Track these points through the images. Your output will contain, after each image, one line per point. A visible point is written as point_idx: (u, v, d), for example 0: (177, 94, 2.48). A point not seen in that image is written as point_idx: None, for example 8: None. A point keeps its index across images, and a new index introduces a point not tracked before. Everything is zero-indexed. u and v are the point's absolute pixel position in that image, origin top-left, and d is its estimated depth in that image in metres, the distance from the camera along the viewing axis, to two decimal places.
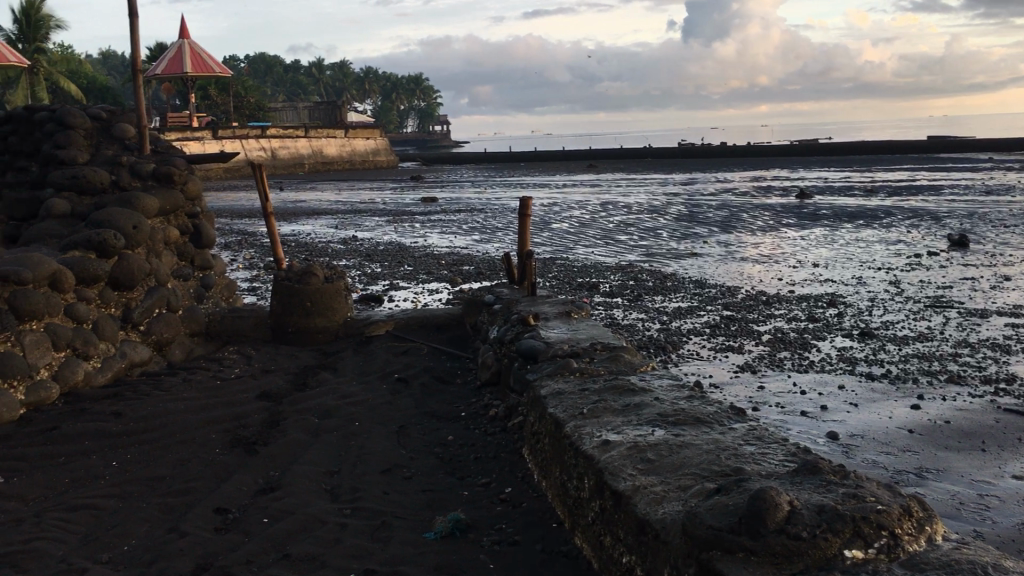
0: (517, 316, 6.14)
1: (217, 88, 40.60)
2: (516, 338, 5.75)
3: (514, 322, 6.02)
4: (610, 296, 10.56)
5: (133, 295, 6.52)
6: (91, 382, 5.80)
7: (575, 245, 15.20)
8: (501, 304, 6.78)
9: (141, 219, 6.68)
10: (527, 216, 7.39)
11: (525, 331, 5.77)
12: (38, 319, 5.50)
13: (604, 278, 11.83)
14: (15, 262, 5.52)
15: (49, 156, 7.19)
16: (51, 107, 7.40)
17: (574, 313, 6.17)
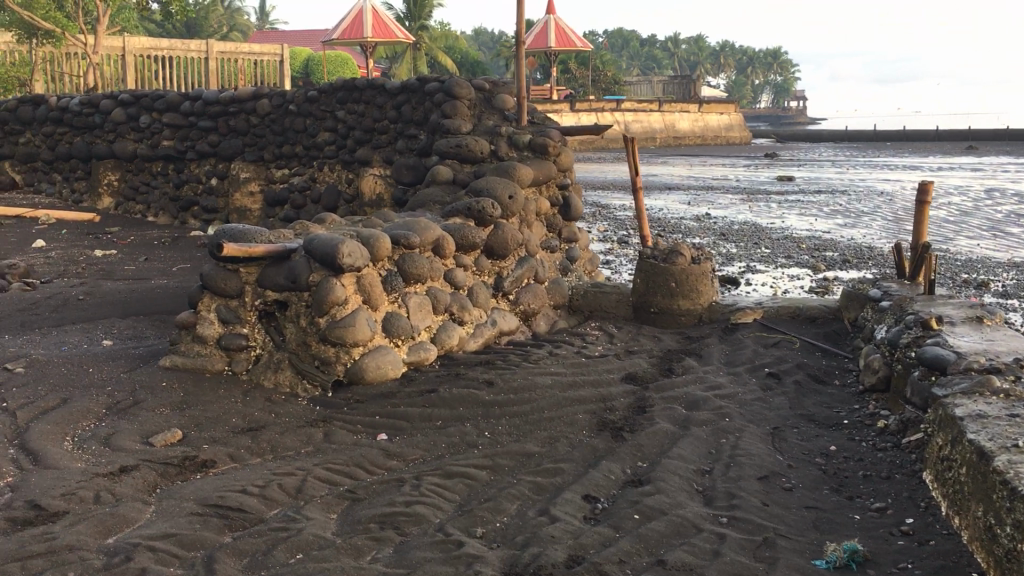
0: (914, 317, 5.40)
1: (577, 62, 41.58)
2: (916, 342, 5.05)
3: (911, 323, 5.30)
4: (1008, 296, 9.20)
5: (505, 265, 6.60)
6: (465, 346, 5.93)
7: (957, 235, 13.59)
8: (890, 300, 6.03)
9: (516, 189, 6.76)
10: (927, 203, 6.51)
11: (926, 335, 5.04)
12: (422, 283, 5.69)
13: (997, 275, 10.37)
14: (405, 227, 5.75)
15: (437, 125, 7.49)
16: (441, 78, 7.70)
17: (986, 319, 5.30)
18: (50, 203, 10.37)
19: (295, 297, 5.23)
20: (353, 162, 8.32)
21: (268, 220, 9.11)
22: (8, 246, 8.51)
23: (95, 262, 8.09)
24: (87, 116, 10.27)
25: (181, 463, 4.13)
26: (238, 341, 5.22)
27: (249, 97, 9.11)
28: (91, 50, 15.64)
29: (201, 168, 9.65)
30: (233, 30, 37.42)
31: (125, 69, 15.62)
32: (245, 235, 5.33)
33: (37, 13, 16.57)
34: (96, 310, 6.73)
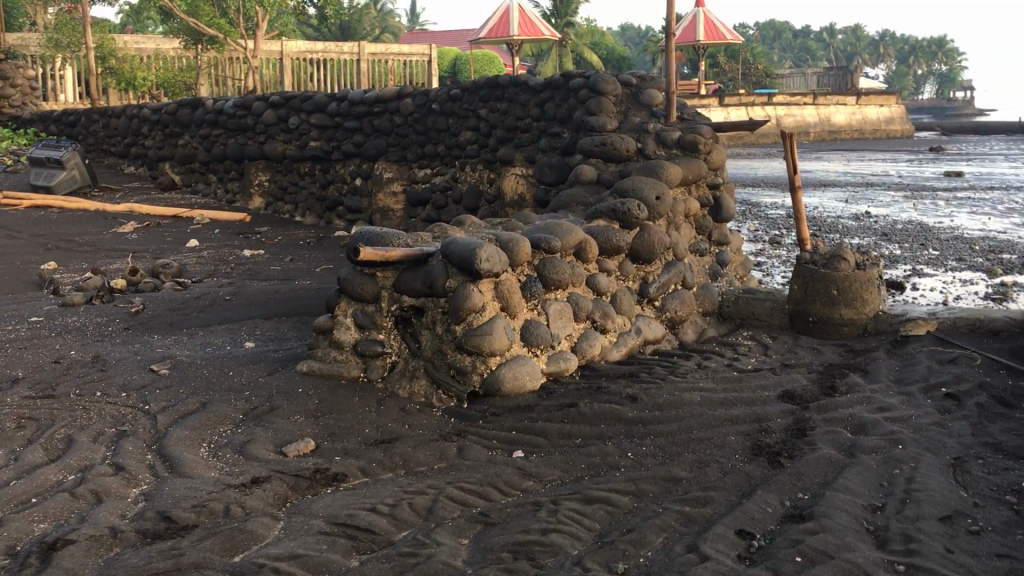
0: None
1: (727, 55, 40.39)
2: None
3: None
4: None
5: (651, 270, 6.23)
6: (607, 356, 5.60)
7: None
8: None
9: (664, 190, 6.39)
10: None
11: None
12: (564, 289, 5.41)
13: None
14: (546, 230, 5.48)
15: (582, 122, 7.18)
16: (587, 73, 7.38)
17: None
18: (204, 203, 10.67)
19: (431, 303, 5.05)
20: (495, 161, 8.13)
21: (410, 220, 9.03)
22: (163, 245, 8.76)
23: (242, 262, 8.20)
24: (240, 118, 10.51)
25: (312, 476, 3.99)
26: (374, 347, 5.09)
27: (392, 96, 9.07)
28: (251, 53, 16.13)
29: (345, 168, 9.68)
30: (385, 33, 38.18)
31: (282, 73, 16.06)
32: (383, 239, 5.20)
33: (203, 19, 17.21)
34: (240, 312, 6.77)
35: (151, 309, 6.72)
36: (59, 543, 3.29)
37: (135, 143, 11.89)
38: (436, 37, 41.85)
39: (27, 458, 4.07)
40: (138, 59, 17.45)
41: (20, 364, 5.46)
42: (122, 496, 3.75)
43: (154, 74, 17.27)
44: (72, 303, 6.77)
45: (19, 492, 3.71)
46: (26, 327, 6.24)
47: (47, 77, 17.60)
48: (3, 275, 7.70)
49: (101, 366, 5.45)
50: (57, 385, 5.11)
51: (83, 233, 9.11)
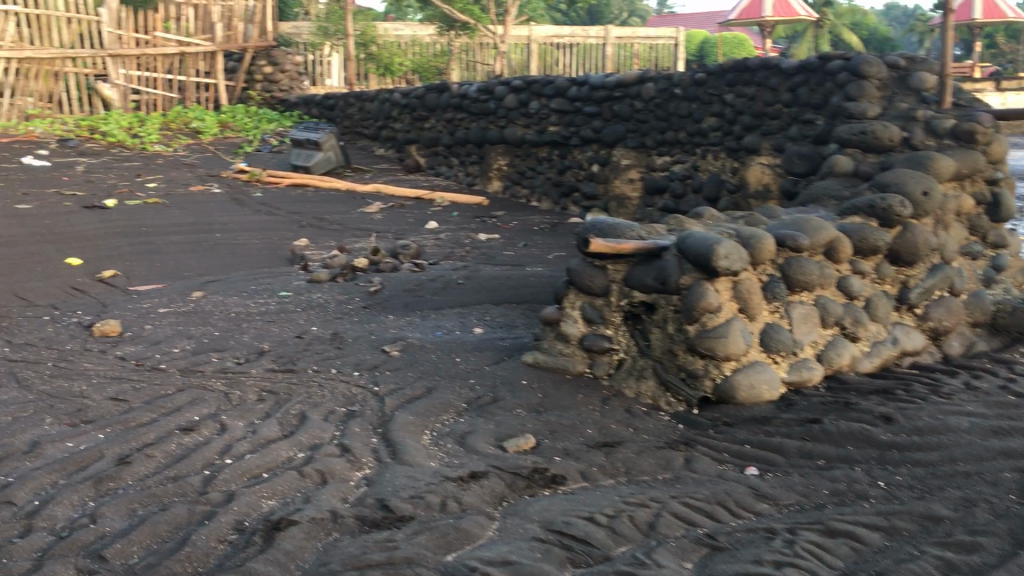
0: None
1: (1008, 33, 36.59)
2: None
3: None
4: None
5: (914, 273, 5.61)
6: (857, 367, 5.07)
7: None
8: None
9: (933, 184, 5.74)
10: None
11: None
12: (811, 291, 4.96)
13: None
14: (794, 227, 5.06)
15: (841, 108, 6.67)
16: (848, 55, 6.88)
17: None
18: (446, 185, 10.92)
19: (663, 300, 4.78)
20: (740, 149, 7.68)
21: (647, 209, 8.75)
22: (405, 226, 9.00)
23: (478, 246, 8.26)
24: (483, 102, 10.64)
25: (530, 476, 3.85)
26: (601, 343, 4.89)
27: (635, 81, 8.82)
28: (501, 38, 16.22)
29: (583, 154, 9.54)
30: (633, 16, 37.66)
31: (530, 57, 16.15)
32: (615, 231, 5.00)
33: (456, 5, 17.57)
34: (472, 296, 6.80)
35: (388, 289, 6.89)
36: (283, 523, 3.33)
37: (385, 126, 12.38)
38: (685, 19, 40.83)
39: (263, 431, 4.21)
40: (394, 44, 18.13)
41: (266, 336, 5.73)
42: (345, 479, 3.77)
43: (410, 59, 18.04)
44: (318, 280, 7.07)
45: (253, 466, 3.83)
46: (275, 301, 6.57)
47: (314, 63, 18.73)
48: (260, 249, 8.20)
49: (338, 344, 5.62)
50: (297, 359, 5.30)
51: (334, 212, 9.54)
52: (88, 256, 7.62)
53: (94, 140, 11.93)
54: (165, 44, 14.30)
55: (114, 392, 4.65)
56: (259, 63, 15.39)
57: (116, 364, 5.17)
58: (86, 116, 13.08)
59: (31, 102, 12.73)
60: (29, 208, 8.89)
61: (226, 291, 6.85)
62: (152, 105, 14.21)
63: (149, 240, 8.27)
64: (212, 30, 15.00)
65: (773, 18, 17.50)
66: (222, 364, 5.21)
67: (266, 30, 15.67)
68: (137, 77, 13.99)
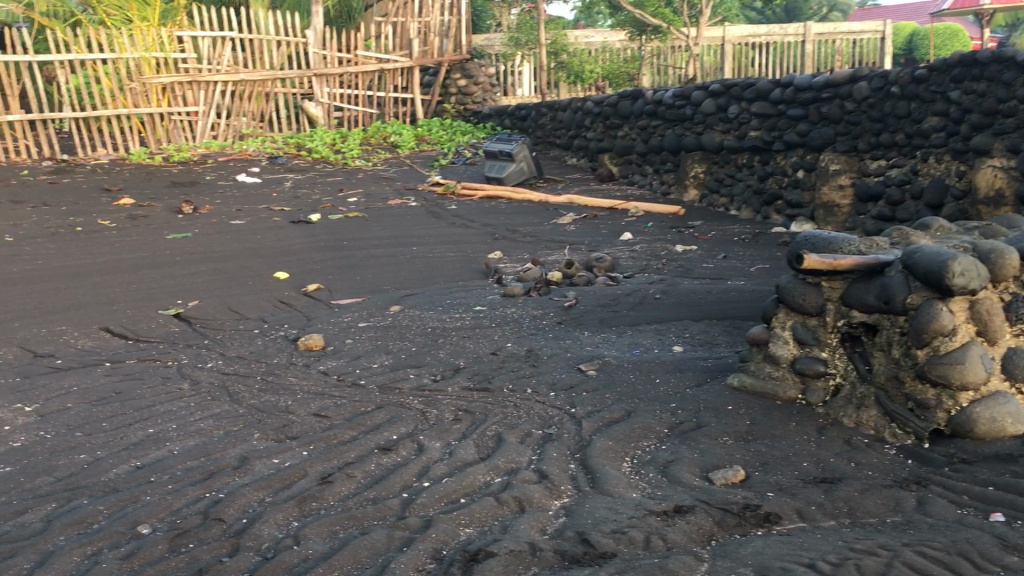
0: None
1: None
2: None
3: None
4: None
5: None
6: None
7: None
8: None
9: None
10: None
11: None
12: None
13: None
14: None
15: None
16: None
17: None
18: (640, 194, 10.67)
19: (887, 321, 4.35)
20: (968, 151, 7.01)
21: (858, 217, 8.15)
22: (598, 238, 8.84)
23: (674, 258, 7.97)
24: (679, 109, 10.32)
25: (741, 513, 3.57)
26: (816, 367, 4.53)
27: (845, 80, 8.24)
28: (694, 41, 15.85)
29: (787, 159, 9.03)
30: (835, 11, 35.80)
31: (724, 59, 15.62)
32: (832, 245, 4.61)
33: (649, 10, 17.25)
34: (671, 311, 6.53)
35: (583, 304, 6.73)
36: (479, 554, 3.22)
37: (578, 135, 12.27)
38: (892, 12, 38.46)
39: (460, 454, 4.14)
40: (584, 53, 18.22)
41: (463, 353, 5.71)
42: (544, 508, 3.63)
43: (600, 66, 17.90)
44: (512, 294, 7.02)
45: (450, 490, 3.76)
46: (470, 316, 6.55)
47: (505, 74, 18.95)
48: (456, 262, 8.26)
49: (534, 361, 5.52)
50: (492, 377, 5.24)
51: (527, 223, 9.51)
52: (294, 270, 7.93)
53: (301, 157, 12.50)
54: (366, 62, 14.77)
55: (318, 408, 4.74)
56: (454, 76, 15.71)
57: (320, 379, 5.28)
58: (294, 134, 13.74)
59: (246, 123, 13.54)
60: (243, 224, 9.37)
61: (424, 305, 6.91)
62: (355, 122, 14.73)
63: (350, 253, 8.52)
64: (410, 47, 15.33)
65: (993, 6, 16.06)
66: (420, 381, 5.22)
67: (460, 44, 15.97)
68: (341, 95, 14.57)
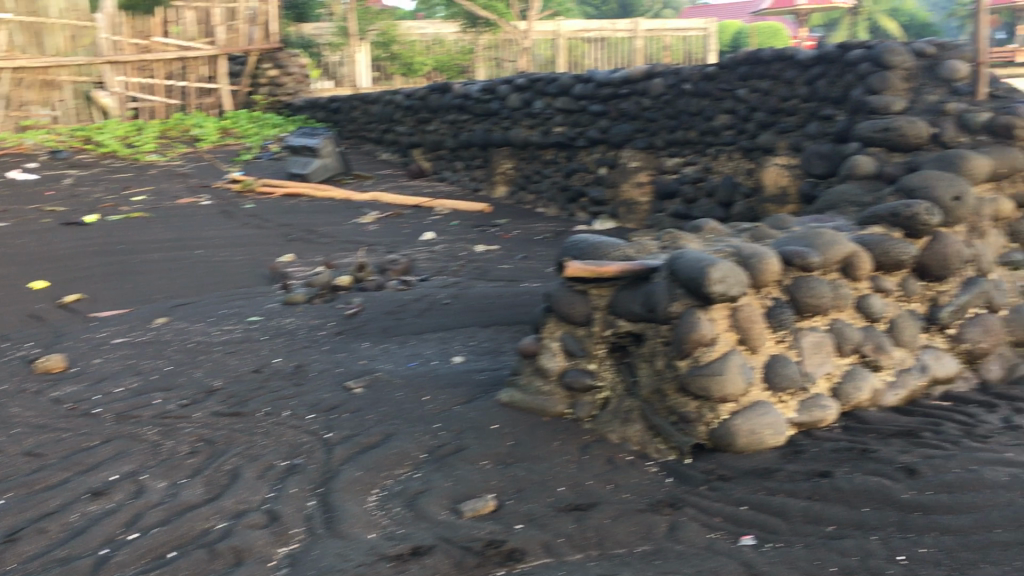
0: None
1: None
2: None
3: None
4: None
5: (945, 288, 5.01)
6: (878, 401, 4.47)
7: None
8: None
9: (966, 188, 5.18)
10: None
11: None
12: (824, 314, 4.41)
13: None
14: (803, 243, 4.51)
15: (861, 103, 6.07)
16: (870, 44, 6.30)
17: None
18: (450, 191, 10.35)
19: (651, 330, 4.19)
20: (755, 149, 7.09)
21: (657, 215, 8.11)
22: (399, 238, 8.45)
23: (473, 259, 7.68)
24: (486, 103, 10.04)
25: (482, 551, 3.26)
26: (584, 380, 4.31)
27: (642, 76, 8.15)
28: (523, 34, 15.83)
29: (590, 156, 8.90)
30: (666, 9, 36.47)
31: (557, 53, 15.76)
32: (598, 250, 4.41)
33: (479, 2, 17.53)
34: (458, 318, 6.21)
35: (368, 312, 6.34)
36: None
37: (389, 130, 11.81)
38: (716, 11, 39.67)
39: (184, 495, 3.67)
40: (415, 44, 17.86)
41: (222, 372, 5.23)
42: (264, 558, 3.22)
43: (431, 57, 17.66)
44: (294, 302, 6.58)
45: (159, 543, 3.29)
46: (242, 329, 6.04)
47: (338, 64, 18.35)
48: (240, 267, 7.69)
49: (299, 380, 5.09)
50: (248, 401, 4.79)
51: (325, 223, 9.02)
52: (56, 279, 7.18)
53: (87, 152, 11.53)
54: (164, 50, 13.98)
55: (32, 445, 4.24)
56: (264, 66, 14.82)
57: (50, 410, 4.74)
58: (81, 127, 12.78)
59: (31, 113, 12.69)
60: (7, 227, 8.47)
61: (195, 318, 6.34)
62: (153, 114, 13.83)
63: (124, 259, 7.81)
64: (213, 33, 14.50)
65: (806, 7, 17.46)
66: (166, 408, 4.71)
67: (269, 31, 14.99)
68: (138, 85, 13.67)
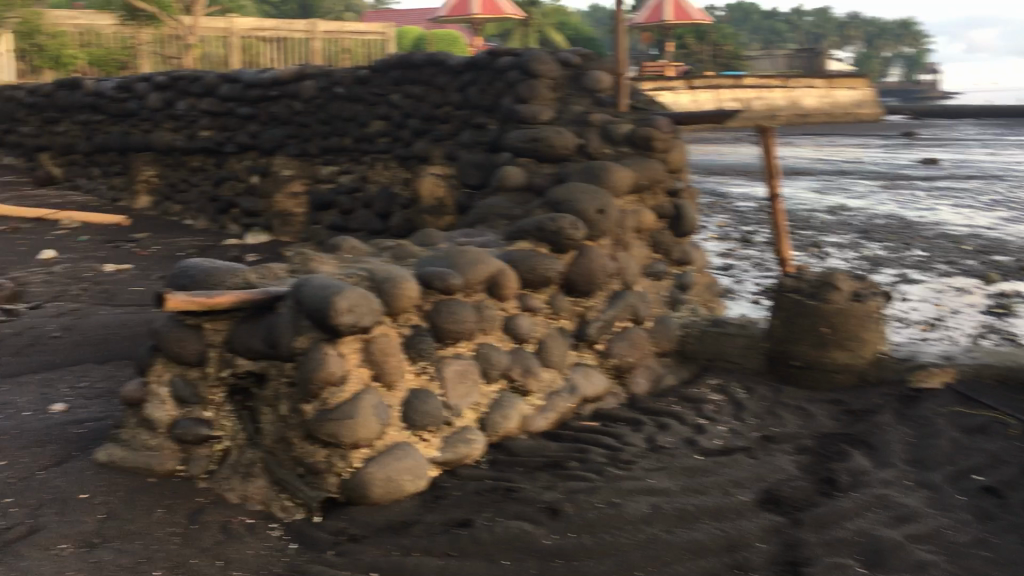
0: None
1: (694, 36, 38.39)
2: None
3: None
4: None
5: (591, 304, 4.95)
6: (528, 428, 4.25)
7: None
8: None
9: (609, 201, 5.14)
10: None
11: None
12: (469, 340, 4.12)
13: None
14: (445, 263, 4.20)
15: (510, 112, 5.92)
16: (517, 51, 6.16)
17: None
18: (83, 202, 9.13)
19: (275, 369, 3.66)
20: (410, 158, 6.76)
21: (314, 227, 7.60)
22: (10, 258, 7.21)
23: (100, 281, 6.69)
24: (123, 102, 8.93)
25: None
26: (198, 432, 3.67)
27: (291, 78, 7.57)
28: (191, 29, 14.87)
29: (240, 163, 8.17)
30: (348, 11, 35.85)
31: (230, 51, 14.65)
32: (212, 278, 3.82)
33: None
34: (69, 354, 5.25)
35: None
36: None
37: (11, 130, 10.26)
38: (396, 16, 39.90)
39: None
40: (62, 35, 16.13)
41: None
42: None
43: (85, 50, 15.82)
44: None
45: None
46: None
47: None
48: None
49: None
50: None
51: None
52: None
53: None
54: None
55: None
56: None
57: None
58: None
59: None
60: None
61: None
62: None
63: None
64: None
65: (479, 15, 17.70)
66: None
67: None
68: None
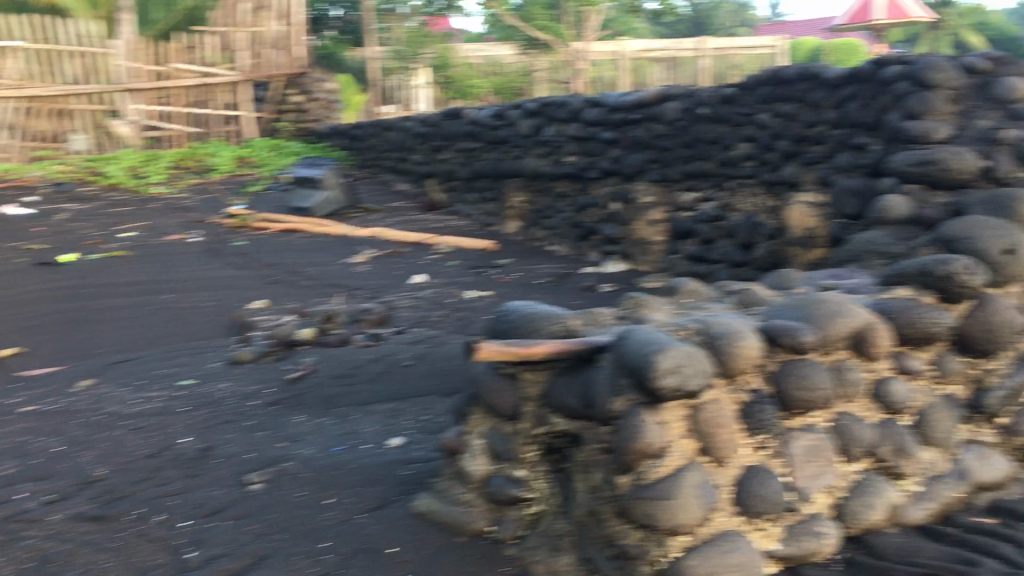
0: None
1: None
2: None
3: None
4: None
5: (993, 366, 3.95)
6: (899, 520, 3.47)
7: None
8: None
9: (1019, 239, 4.09)
10: None
11: None
12: (825, 409, 3.43)
13: None
14: (798, 315, 3.54)
15: (897, 130, 5.06)
16: (909, 59, 5.24)
17: None
18: (459, 227, 9.51)
19: (589, 431, 3.27)
20: (779, 184, 6.10)
21: (672, 257, 7.22)
22: (386, 281, 7.62)
23: (461, 307, 6.81)
24: (497, 129, 9.18)
25: None
26: (508, 491, 3.40)
27: (655, 99, 7.19)
28: (585, 56, 15.42)
29: (602, 189, 7.98)
30: (742, 26, 35.03)
31: (621, 74, 14.89)
32: (530, 324, 3.54)
33: (536, 23, 16.87)
34: (416, 384, 5.31)
35: (315, 375, 5.46)
36: None
37: (404, 158, 11.07)
38: (794, 28, 38.49)
39: None
40: (468, 66, 17.08)
41: (113, 456, 4.31)
42: None
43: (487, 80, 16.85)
44: (238, 360, 5.72)
45: None
46: (164, 396, 5.16)
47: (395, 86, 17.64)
48: (206, 314, 6.93)
49: (197, 468, 4.18)
50: (125, 498, 3.89)
51: (314, 263, 8.23)
52: None
53: (91, 184, 10.99)
54: (184, 76, 13.73)
55: None
56: (290, 92, 14.30)
57: None
58: (99, 157, 12.39)
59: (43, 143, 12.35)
60: None
61: (122, 380, 5.47)
62: (171, 142, 13.59)
63: (86, 304, 7.07)
64: (236, 59, 14.14)
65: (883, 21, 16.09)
66: (22, 508, 3.81)
67: (296, 55, 14.46)
68: (156, 113, 13.48)
